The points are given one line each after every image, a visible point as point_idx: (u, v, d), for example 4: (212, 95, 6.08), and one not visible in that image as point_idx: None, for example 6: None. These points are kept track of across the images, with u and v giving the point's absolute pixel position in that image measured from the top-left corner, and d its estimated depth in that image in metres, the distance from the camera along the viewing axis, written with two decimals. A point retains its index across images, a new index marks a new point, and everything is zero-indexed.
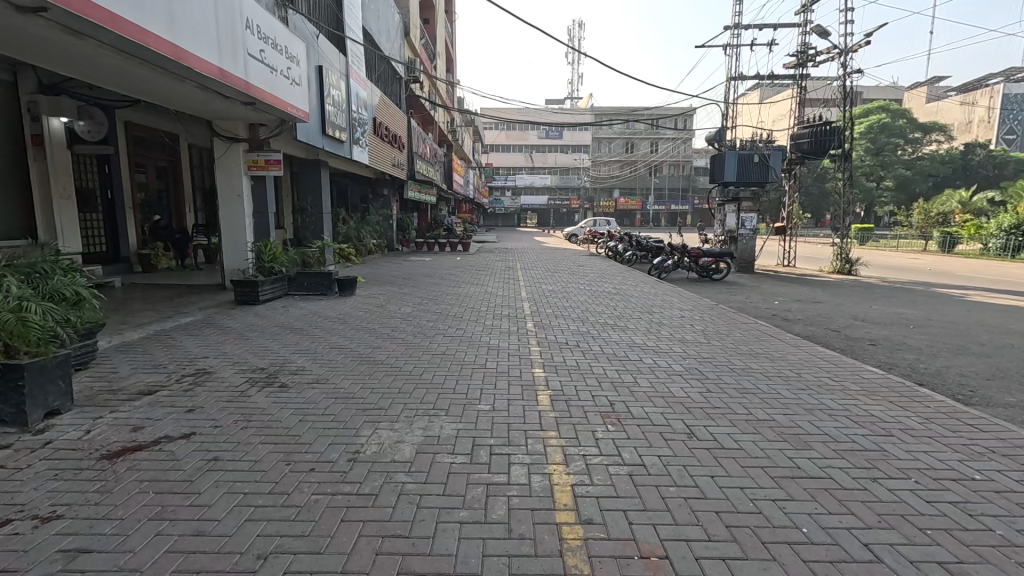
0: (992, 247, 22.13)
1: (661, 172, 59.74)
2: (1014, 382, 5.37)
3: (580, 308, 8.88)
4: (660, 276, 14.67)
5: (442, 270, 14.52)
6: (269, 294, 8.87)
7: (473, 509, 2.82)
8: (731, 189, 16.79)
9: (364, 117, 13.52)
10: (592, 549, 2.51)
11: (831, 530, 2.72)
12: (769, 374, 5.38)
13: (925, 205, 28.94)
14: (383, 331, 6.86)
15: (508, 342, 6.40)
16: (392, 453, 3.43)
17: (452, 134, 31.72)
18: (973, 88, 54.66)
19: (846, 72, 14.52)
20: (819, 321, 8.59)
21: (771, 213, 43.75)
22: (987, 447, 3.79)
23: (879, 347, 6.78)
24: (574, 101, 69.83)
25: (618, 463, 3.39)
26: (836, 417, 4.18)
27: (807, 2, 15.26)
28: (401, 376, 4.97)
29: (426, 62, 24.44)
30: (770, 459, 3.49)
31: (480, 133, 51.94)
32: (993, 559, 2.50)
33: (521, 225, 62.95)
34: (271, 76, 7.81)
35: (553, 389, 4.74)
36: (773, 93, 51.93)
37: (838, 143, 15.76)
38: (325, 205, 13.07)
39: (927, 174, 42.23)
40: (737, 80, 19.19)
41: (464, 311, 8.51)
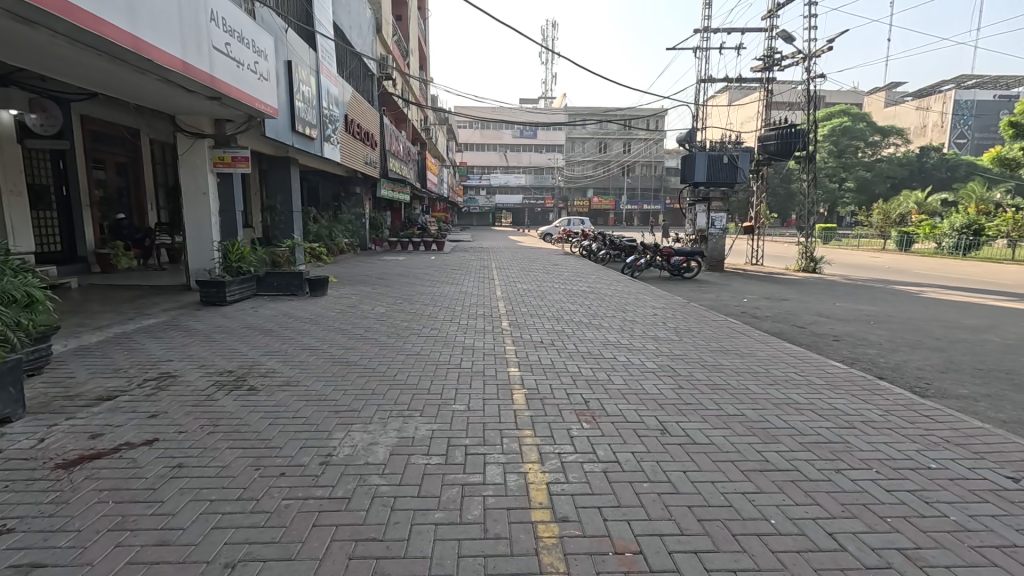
0: (945, 246, 23.13)
1: (633, 172, 60.64)
2: (968, 375, 5.55)
3: (555, 307, 8.83)
4: (633, 275, 14.78)
5: (416, 270, 14.29)
6: (237, 295, 8.51)
7: (448, 510, 2.64)
8: (701, 190, 17.03)
9: (335, 113, 13.14)
10: (567, 547, 2.37)
11: (798, 520, 2.62)
12: (739, 369, 5.35)
13: (884, 207, 30.08)
14: (355, 332, 6.63)
15: (483, 342, 6.28)
16: (366, 455, 3.21)
17: (425, 132, 31.34)
18: (925, 94, 57.31)
19: (811, 77, 14.87)
20: (786, 318, 8.78)
21: (741, 212, 45.34)
22: (942, 437, 3.74)
23: (842, 343, 6.95)
24: (547, 101, 70.19)
25: (593, 460, 3.22)
26: (817, 409, 4.21)
27: (774, 8, 15.59)
28: (373, 377, 4.77)
29: (398, 58, 24.05)
30: (740, 453, 3.36)
31: (454, 132, 51.54)
32: (948, 545, 2.46)
33: (494, 224, 62.88)
34: (237, 71, 7.46)
35: (529, 388, 4.55)
36: (740, 96, 54.01)
37: (803, 145, 16.09)
38: (296, 203, 12.73)
39: (885, 176, 44.07)
40: (707, 83, 19.50)
41: (438, 310, 8.35)
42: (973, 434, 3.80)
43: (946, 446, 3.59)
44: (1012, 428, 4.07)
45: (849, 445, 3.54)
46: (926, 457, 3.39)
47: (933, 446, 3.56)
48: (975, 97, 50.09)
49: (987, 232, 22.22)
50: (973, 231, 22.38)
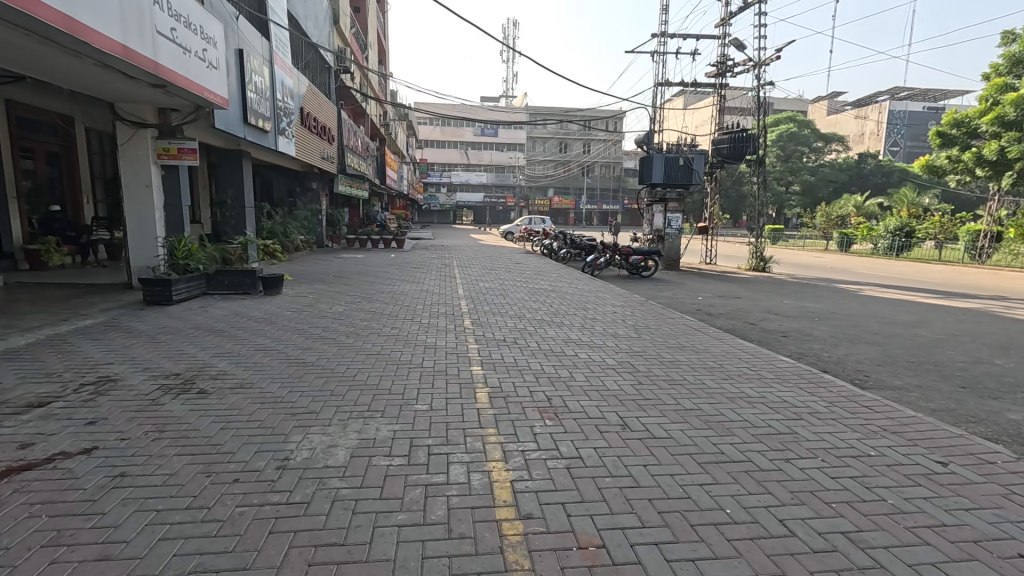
0: (881, 247, 24.66)
1: (592, 172, 61.86)
2: (900, 367, 5.94)
3: (517, 306, 8.84)
4: (594, 274, 15.07)
5: (376, 268, 14.03)
6: (184, 294, 8.09)
7: (412, 511, 2.60)
8: (658, 190, 17.46)
9: (290, 106, 12.71)
10: (532, 544, 2.38)
11: (752, 509, 2.73)
12: (695, 365, 5.53)
13: (827, 209, 31.77)
14: (313, 332, 6.44)
15: (445, 341, 6.24)
16: (325, 459, 3.11)
17: (385, 127, 30.74)
18: (862, 104, 61.04)
19: (761, 84, 15.50)
20: (738, 315, 9.14)
21: (695, 212, 47.07)
22: (880, 425, 3.99)
23: (790, 339, 7.30)
24: (509, 100, 70.39)
25: (556, 457, 3.25)
26: (768, 402, 4.40)
27: (726, 16, 16.15)
28: (332, 378, 4.64)
29: (356, 51, 23.47)
30: (697, 446, 3.47)
31: (414, 128, 50.80)
32: (887, 527, 2.61)
33: (455, 222, 62.53)
34: (184, 58, 7.09)
35: (492, 387, 4.55)
36: (695, 101, 55.90)
37: (753, 150, 16.83)
38: (248, 199, 12.24)
39: (828, 181, 46.63)
40: (664, 86, 19.98)
41: (398, 309, 8.22)
42: (907, 422, 4.07)
43: (884, 434, 3.83)
44: (942, 417, 4.39)
45: (797, 435, 3.72)
46: (865, 445, 3.61)
47: (872, 435, 3.78)
48: (907, 108, 53.89)
49: (917, 234, 23.88)
50: (905, 233, 24.01)
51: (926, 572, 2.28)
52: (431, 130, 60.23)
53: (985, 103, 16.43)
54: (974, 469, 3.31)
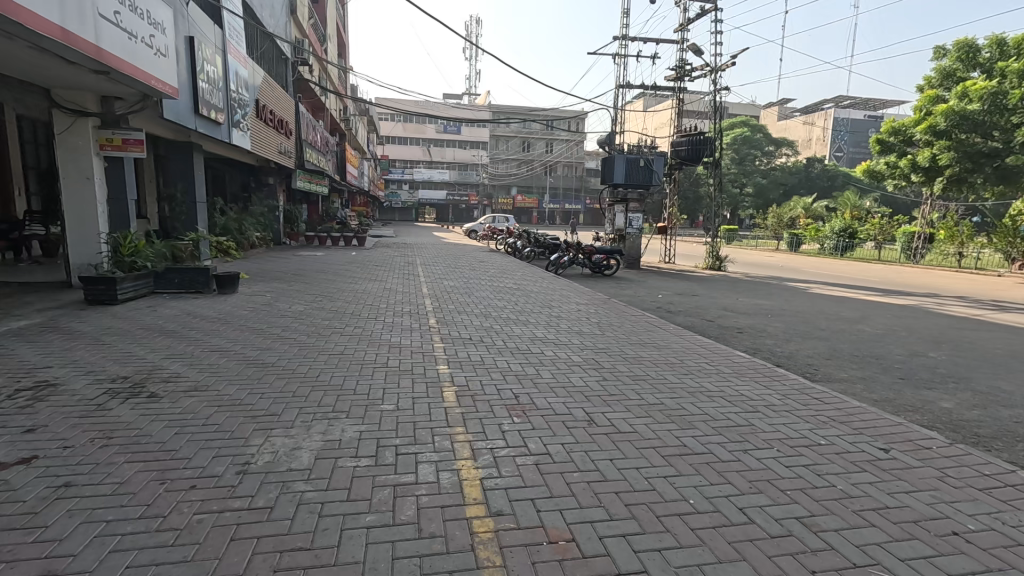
0: (827, 247, 25.94)
1: (555, 172, 62.64)
2: (845, 361, 6.30)
3: (482, 304, 8.85)
4: (558, 272, 15.27)
5: (337, 266, 13.72)
6: (131, 293, 7.68)
7: (381, 512, 2.56)
8: (620, 191, 17.79)
9: (245, 97, 12.23)
10: (503, 540, 2.39)
11: (714, 499, 2.83)
12: (658, 361, 5.67)
13: (778, 211, 33.22)
14: (272, 332, 6.23)
15: (411, 340, 6.17)
16: (289, 461, 3.03)
17: (345, 122, 29.98)
18: (810, 111, 64.19)
19: (717, 88, 16.03)
20: (697, 312, 9.44)
21: (654, 212, 48.38)
22: (829, 416, 4.21)
23: (745, 334, 7.61)
24: (471, 97, 70.08)
25: (524, 453, 3.28)
26: (726, 396, 4.57)
27: (684, 22, 16.59)
28: (293, 378, 4.52)
29: (314, 43, 22.78)
30: (661, 439, 3.57)
31: (375, 124, 49.79)
32: (837, 511, 2.77)
33: (417, 219, 61.94)
34: (129, 43, 6.71)
35: (459, 385, 4.53)
36: (654, 104, 57.31)
37: (710, 152, 17.39)
38: (200, 193, 11.75)
39: (779, 183, 48.74)
40: (625, 88, 20.26)
41: (361, 308, 8.06)
42: (853, 412, 4.32)
43: (832, 424, 4.05)
44: (884, 406, 4.69)
45: (754, 427, 3.88)
46: (816, 434, 3.80)
47: (822, 425, 3.99)
48: (850, 116, 57.11)
49: (859, 235, 25.29)
50: (849, 234, 25.36)
51: (872, 552, 2.43)
52: (393, 126, 59.15)
53: (919, 112, 17.58)
54: (912, 454, 3.55)
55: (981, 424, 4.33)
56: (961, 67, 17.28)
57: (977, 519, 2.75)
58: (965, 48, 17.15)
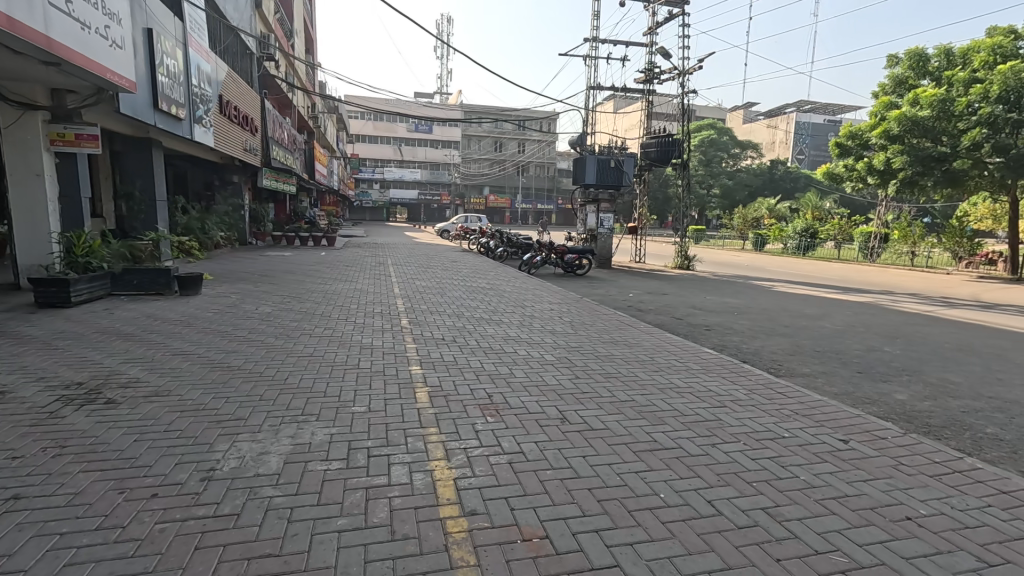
0: (790, 246, 26.82)
1: (527, 172, 62.91)
2: (807, 356, 6.53)
3: (455, 304, 8.81)
4: (530, 272, 15.34)
5: (306, 266, 13.48)
6: (86, 295, 7.35)
7: (353, 515, 2.53)
8: (591, 191, 17.95)
9: (207, 92, 11.83)
10: (476, 540, 2.39)
11: (683, 492, 2.89)
12: (629, 359, 5.75)
13: (743, 211, 34.17)
14: (238, 334, 6.05)
15: (382, 340, 6.10)
16: (256, 467, 2.95)
17: (313, 119, 29.35)
18: (773, 114, 66.31)
19: (685, 91, 16.37)
20: (667, 311, 9.62)
21: (625, 213, 49.13)
22: (793, 410, 4.36)
23: (713, 332, 7.81)
24: (443, 96, 69.71)
25: (498, 452, 3.28)
26: (695, 392, 4.68)
27: (653, 26, 16.87)
28: (261, 382, 4.39)
29: (280, 38, 22.21)
30: (632, 435, 3.62)
31: (345, 122, 48.91)
32: (800, 501, 2.87)
33: (389, 219, 61.21)
34: (82, 33, 6.40)
35: (432, 386, 4.49)
36: (624, 105, 58.14)
37: (678, 154, 17.75)
38: (160, 191, 11.35)
39: (744, 185, 50.17)
40: (596, 89, 20.42)
41: (331, 309, 7.91)
42: (815, 405, 4.48)
43: (795, 417, 4.19)
44: (843, 399, 4.88)
45: (721, 421, 3.98)
46: (780, 427, 3.93)
47: (786, 418, 4.13)
48: (811, 120, 59.31)
49: (820, 235, 26.25)
50: (811, 234, 26.30)
51: (833, 539, 2.53)
52: (363, 125, 58.20)
53: (875, 118, 18.36)
54: (869, 445, 3.70)
55: (932, 414, 4.57)
56: (912, 75, 18.12)
57: (929, 504, 2.89)
58: (916, 57, 17.95)
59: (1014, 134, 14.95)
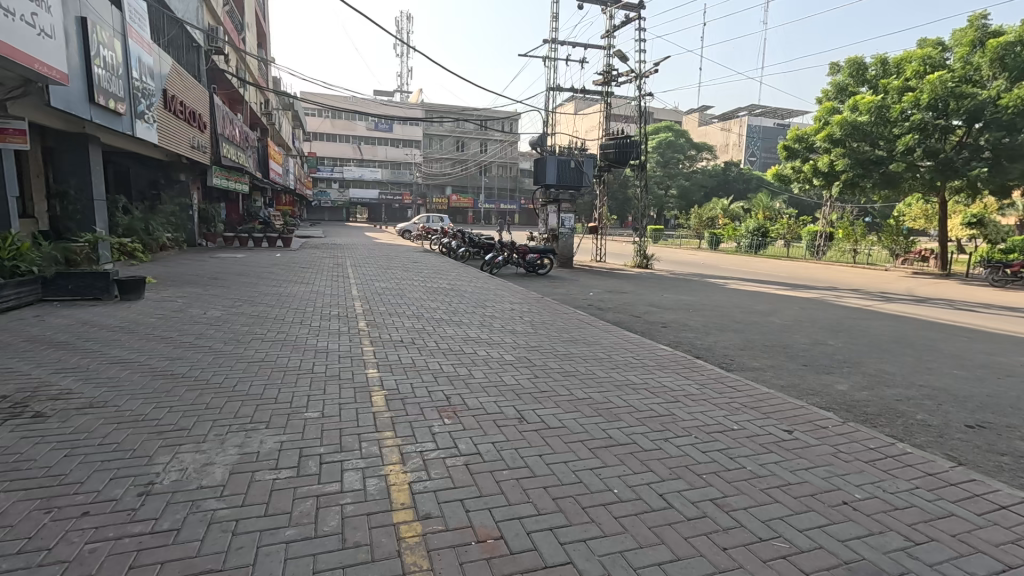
0: (744, 245, 27.92)
1: (489, 172, 62.93)
2: (757, 351, 6.79)
3: (415, 305, 8.70)
4: (492, 272, 15.31)
5: (259, 268, 13.03)
6: (12, 301, 6.85)
7: (302, 526, 2.45)
8: (552, 191, 18.12)
9: (150, 86, 11.24)
10: (430, 544, 2.36)
11: (637, 487, 2.96)
12: (587, 357, 5.83)
13: (699, 211, 35.27)
14: (185, 340, 5.79)
15: (338, 343, 5.96)
16: (199, 479, 2.82)
17: (267, 116, 28.34)
18: (726, 117, 68.79)
19: (642, 94, 16.76)
20: (625, 309, 9.83)
21: (586, 213, 49.88)
22: (742, 403, 4.53)
23: (669, 329, 8.02)
24: (404, 95, 68.91)
25: (455, 454, 3.26)
26: (650, 388, 4.79)
27: (610, 29, 17.19)
28: (207, 390, 4.20)
29: (230, 31, 21.33)
30: (588, 433, 3.67)
31: (301, 120, 47.58)
32: (747, 490, 2.98)
33: (349, 219, 59.93)
34: (5, 20, 5.95)
35: (389, 389, 4.42)
36: (584, 107, 58.95)
37: (637, 155, 18.13)
38: (98, 190, 10.74)
39: (700, 186, 51.80)
40: (556, 91, 20.48)
41: (285, 312, 7.65)
42: (762, 398, 4.67)
43: (745, 409, 4.36)
44: (789, 391, 5.11)
45: (674, 416, 4.10)
46: (729, 420, 4.07)
47: (735, 411, 4.28)
48: (762, 124, 61.79)
49: (770, 234, 27.39)
50: (762, 233, 27.43)
51: (776, 526, 2.64)
52: (321, 122, 56.75)
53: (819, 122, 19.24)
54: (811, 434, 3.88)
55: (869, 403, 4.84)
56: (852, 82, 19.16)
57: (863, 488, 3.07)
58: (855, 65, 19.00)
59: (942, 139, 16.05)
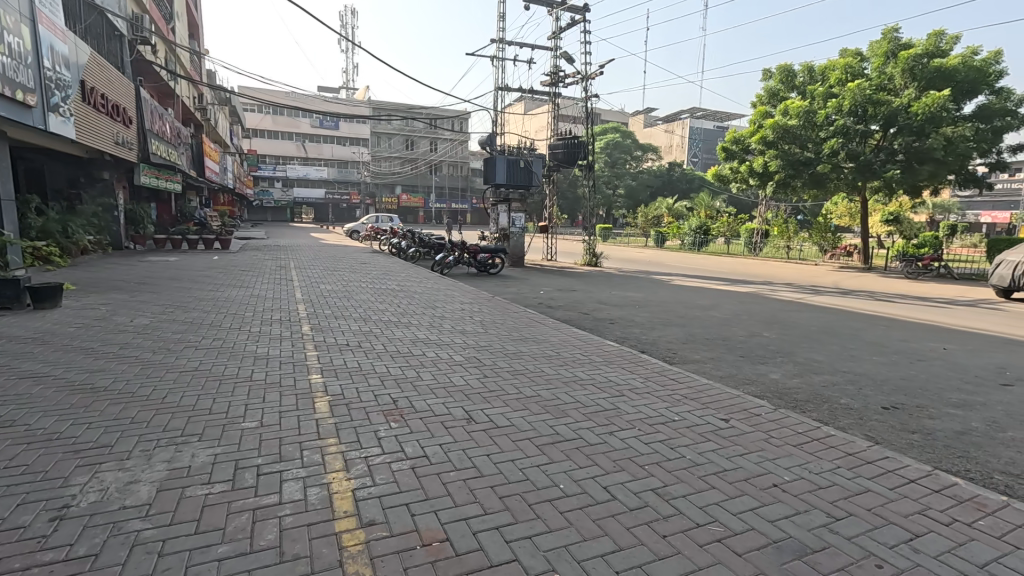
0: (687, 242, 29.09)
1: (440, 171, 62.38)
2: (698, 344, 7.08)
3: (362, 307, 8.50)
4: (443, 272, 15.17)
5: (194, 271, 12.32)
6: None
7: (236, 541, 2.34)
8: (502, 191, 18.19)
9: (64, 76, 10.39)
10: (373, 551, 2.32)
11: (582, 481, 3.02)
12: (535, 355, 5.88)
13: (645, 210, 36.35)
14: (108, 350, 5.40)
15: (279, 349, 5.72)
16: (122, 498, 2.64)
17: (201, 111, 26.80)
18: (670, 119, 71.35)
19: (588, 95, 17.11)
20: (575, 306, 10.01)
21: (537, 212, 50.33)
22: (683, 394, 4.70)
23: (615, 325, 8.24)
24: (349, 92, 67.12)
25: (400, 458, 3.21)
26: (597, 383, 4.90)
27: (556, 30, 17.41)
28: (133, 403, 3.93)
29: (157, 20, 19.99)
30: (536, 430, 3.71)
31: (240, 116, 45.36)
32: (686, 479, 3.10)
33: (293, 219, 57.77)
34: None
35: (333, 394, 4.30)
36: (533, 107, 59.47)
37: (584, 155, 18.45)
38: (6, 190, 9.83)
39: (646, 186, 53.45)
40: (504, 90, 20.55)
41: (222, 318, 7.28)
42: (702, 389, 4.88)
43: (685, 401, 4.53)
44: (726, 381, 5.37)
45: (619, 410, 4.20)
46: (670, 412, 4.22)
47: (676, 403, 4.45)
48: (703, 126, 64.39)
49: (712, 232, 28.66)
50: (704, 231, 28.66)
51: (713, 511, 2.76)
52: (261, 119, 54.35)
53: (754, 125, 20.28)
54: (745, 422, 4.09)
55: (799, 390, 5.14)
56: (783, 88, 20.30)
57: (791, 471, 3.26)
58: (785, 72, 20.13)
59: (862, 143, 17.29)
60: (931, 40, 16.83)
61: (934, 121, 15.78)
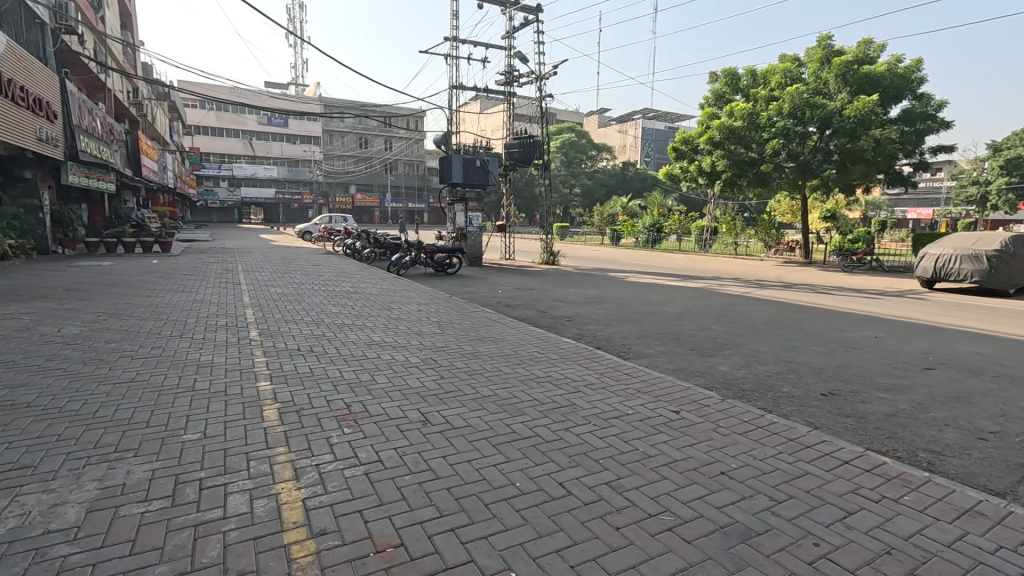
0: (641, 239, 29.82)
1: (395, 170, 61.38)
2: (651, 338, 7.28)
3: (315, 310, 8.26)
4: (400, 272, 14.94)
5: (132, 276, 11.62)
6: None
7: (174, 561, 2.22)
8: (458, 190, 18.08)
9: None
10: (324, 561, 2.25)
11: (537, 478, 3.03)
12: (492, 354, 5.88)
13: (601, 209, 36.99)
14: (32, 363, 5.00)
15: (225, 356, 5.48)
16: (47, 522, 2.46)
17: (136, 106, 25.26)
18: (623, 120, 73.00)
19: (542, 95, 17.28)
20: (532, 305, 10.07)
21: (494, 212, 50.32)
22: (636, 388, 4.82)
23: (572, 322, 8.35)
24: (298, 87, 64.96)
25: (354, 464, 3.13)
26: (553, 380, 4.96)
27: (510, 29, 17.47)
28: (60, 419, 3.67)
29: (83, 8, 18.67)
30: (493, 430, 3.71)
31: (180, 112, 43.06)
32: (639, 471, 3.17)
33: (241, 220, 55.44)
34: None
35: (283, 401, 4.15)
36: (489, 106, 59.43)
37: (539, 154, 18.60)
38: None
39: (601, 185, 54.46)
40: (459, 89, 20.43)
41: (162, 325, 6.90)
42: (654, 382, 5.01)
43: (639, 394, 4.65)
44: (678, 374, 5.55)
45: (574, 405, 4.26)
46: (624, 405, 4.32)
47: (630, 397, 4.55)
48: (654, 127, 66.17)
49: (664, 230, 29.50)
50: (657, 229, 29.47)
51: (664, 501, 2.83)
52: (204, 115, 51.80)
53: (702, 126, 21.06)
54: (695, 413, 4.24)
55: (745, 380, 5.37)
56: (728, 91, 21.12)
57: (738, 458, 3.40)
58: (730, 75, 20.95)
59: (802, 144, 18.20)
60: (860, 48, 17.95)
61: (865, 123, 16.78)
